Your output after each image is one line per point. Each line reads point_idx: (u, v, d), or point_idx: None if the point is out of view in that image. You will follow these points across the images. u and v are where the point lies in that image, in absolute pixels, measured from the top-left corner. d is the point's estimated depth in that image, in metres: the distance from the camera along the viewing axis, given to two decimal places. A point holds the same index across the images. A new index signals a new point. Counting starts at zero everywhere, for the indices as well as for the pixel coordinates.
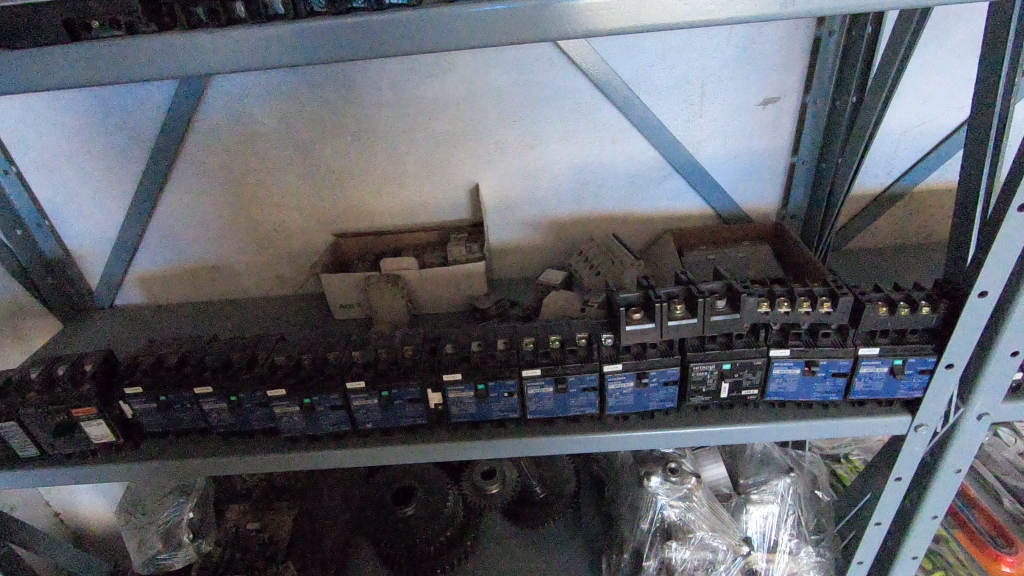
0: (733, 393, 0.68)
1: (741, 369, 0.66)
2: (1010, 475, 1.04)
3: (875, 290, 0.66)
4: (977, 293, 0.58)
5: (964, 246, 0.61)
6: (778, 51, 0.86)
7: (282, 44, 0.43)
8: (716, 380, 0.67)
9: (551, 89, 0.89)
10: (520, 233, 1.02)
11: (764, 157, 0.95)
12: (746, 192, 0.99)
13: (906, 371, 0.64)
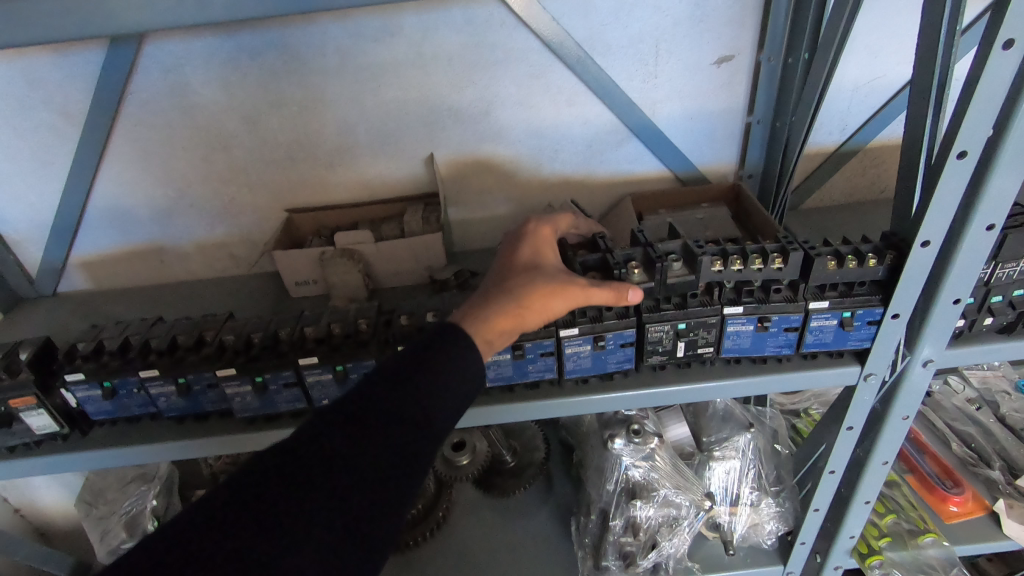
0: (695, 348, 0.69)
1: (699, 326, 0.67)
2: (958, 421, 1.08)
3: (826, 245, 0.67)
4: (920, 243, 0.60)
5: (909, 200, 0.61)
6: (731, 8, 0.85)
7: None
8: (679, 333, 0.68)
9: (503, 51, 0.86)
10: (480, 202, 1.01)
11: (720, 118, 0.95)
12: (704, 154, 0.98)
13: (854, 323, 0.66)
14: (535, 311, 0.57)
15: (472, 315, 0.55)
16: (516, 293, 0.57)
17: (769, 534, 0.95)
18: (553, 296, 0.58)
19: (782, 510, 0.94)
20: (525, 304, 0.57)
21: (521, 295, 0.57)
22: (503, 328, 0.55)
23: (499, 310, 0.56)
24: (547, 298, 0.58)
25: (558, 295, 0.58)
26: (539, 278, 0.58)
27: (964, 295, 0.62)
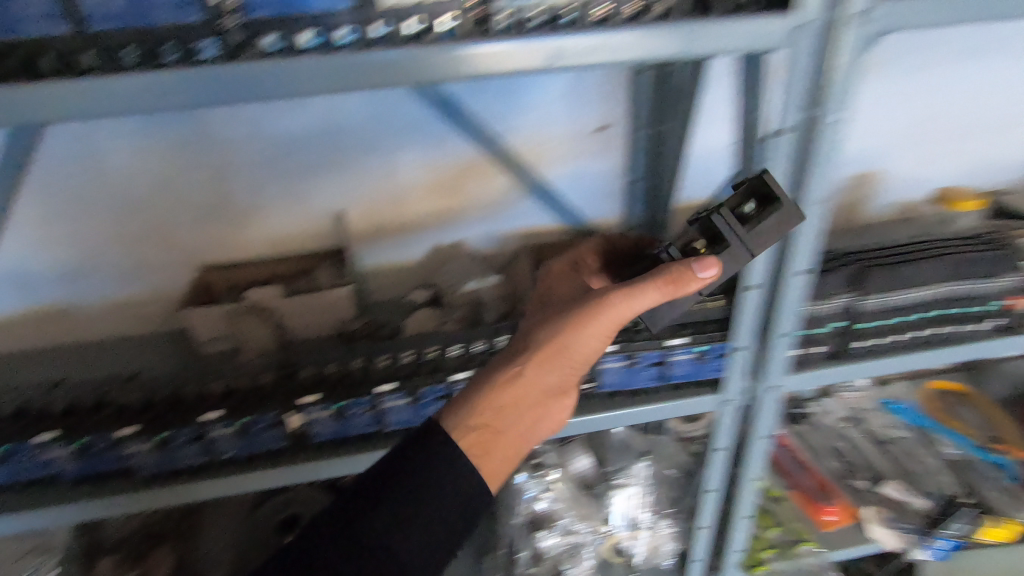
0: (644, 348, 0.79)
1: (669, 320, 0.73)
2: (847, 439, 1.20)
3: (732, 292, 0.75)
4: (747, 286, 0.71)
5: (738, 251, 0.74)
6: (604, 85, 0.97)
7: (131, 91, 0.47)
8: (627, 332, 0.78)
9: (405, 122, 0.95)
10: (390, 255, 1.07)
11: (603, 177, 1.07)
12: (595, 209, 1.10)
13: (707, 355, 0.78)
14: (543, 375, 0.66)
15: (465, 399, 0.65)
16: (509, 368, 0.65)
17: (670, 554, 1.04)
18: (551, 359, 0.66)
19: (676, 530, 1.02)
20: (527, 380, 0.65)
21: (514, 371, 0.65)
22: (486, 416, 0.64)
23: (486, 398, 0.64)
24: (549, 362, 0.66)
25: (572, 348, 0.66)
26: (543, 335, 0.66)
27: (791, 329, 0.75)
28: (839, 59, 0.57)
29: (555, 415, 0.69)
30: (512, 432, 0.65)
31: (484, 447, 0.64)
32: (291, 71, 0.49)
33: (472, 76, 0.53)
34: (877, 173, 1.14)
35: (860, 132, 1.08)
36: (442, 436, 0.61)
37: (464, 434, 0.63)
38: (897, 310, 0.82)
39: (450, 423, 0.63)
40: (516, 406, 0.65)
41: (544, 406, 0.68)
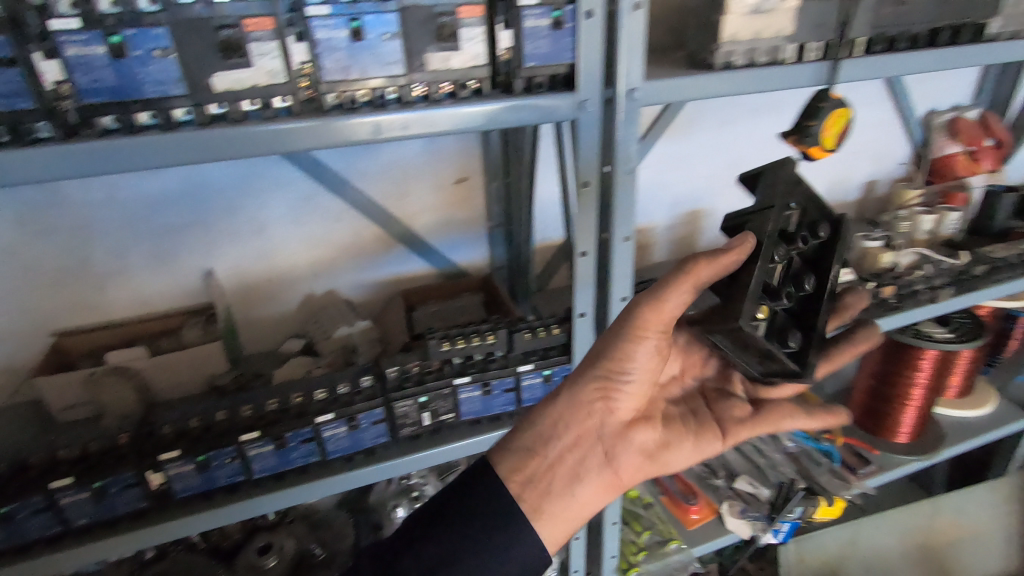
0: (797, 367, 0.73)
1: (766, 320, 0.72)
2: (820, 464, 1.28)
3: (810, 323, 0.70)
4: (579, 314, 0.82)
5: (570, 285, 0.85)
6: (459, 144, 1.09)
7: None
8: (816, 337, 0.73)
9: (271, 182, 1.00)
10: (265, 309, 1.10)
11: (467, 225, 1.17)
12: (461, 253, 1.20)
13: (553, 378, 0.87)
14: (603, 405, 0.68)
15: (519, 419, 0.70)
16: (560, 399, 0.68)
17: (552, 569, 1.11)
18: (606, 385, 0.68)
19: None
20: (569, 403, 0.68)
21: (566, 403, 0.68)
22: (544, 452, 0.67)
23: (541, 433, 0.67)
24: (603, 387, 0.68)
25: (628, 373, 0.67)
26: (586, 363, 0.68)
27: None
28: (618, 127, 0.72)
29: (625, 455, 0.70)
30: (578, 468, 0.68)
31: (545, 487, 0.66)
32: (126, 147, 0.53)
33: (305, 147, 0.60)
34: (702, 212, 1.37)
35: (682, 179, 1.31)
36: (491, 473, 0.66)
37: (519, 471, 0.66)
38: None
39: (501, 464, 0.67)
40: (576, 441, 0.68)
41: (612, 441, 0.70)
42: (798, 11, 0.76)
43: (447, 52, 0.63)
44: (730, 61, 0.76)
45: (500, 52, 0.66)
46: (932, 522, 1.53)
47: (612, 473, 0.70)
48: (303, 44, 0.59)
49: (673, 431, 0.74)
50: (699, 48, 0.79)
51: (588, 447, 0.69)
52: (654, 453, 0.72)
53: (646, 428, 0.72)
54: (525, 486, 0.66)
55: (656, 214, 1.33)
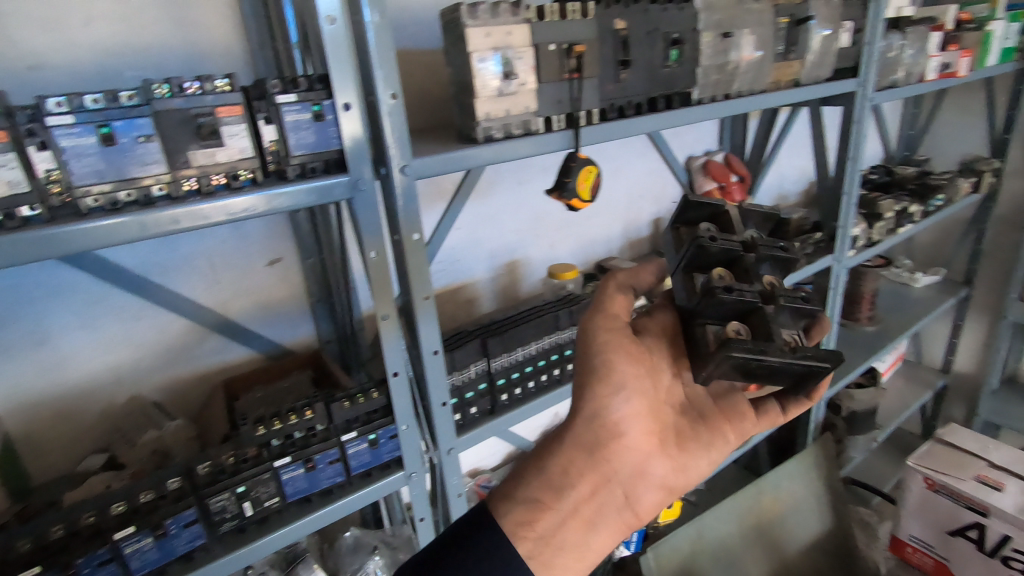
0: (766, 375, 0.68)
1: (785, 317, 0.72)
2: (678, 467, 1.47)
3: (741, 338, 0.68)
4: (392, 374, 0.86)
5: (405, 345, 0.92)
6: (267, 228, 1.10)
7: None
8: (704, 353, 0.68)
9: (51, 288, 0.93)
10: (56, 427, 0.99)
11: (288, 303, 1.17)
12: (284, 333, 1.19)
13: (379, 441, 0.89)
14: (609, 441, 0.76)
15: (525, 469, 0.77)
16: (564, 446, 0.76)
17: None
18: (605, 421, 0.75)
19: None
20: (572, 448, 0.75)
21: (572, 448, 0.76)
22: (556, 505, 0.73)
23: (548, 484, 0.74)
24: (600, 424, 0.76)
25: (615, 406, 0.76)
26: (579, 406, 0.75)
27: (446, 399, 0.93)
28: (398, 199, 0.80)
29: (636, 486, 0.77)
30: (592, 516, 0.75)
31: (558, 541, 0.72)
32: None
33: (63, 253, 0.59)
34: (518, 262, 1.50)
35: (494, 235, 1.44)
36: (495, 525, 0.72)
37: (531, 525, 0.72)
38: (522, 364, 1.05)
39: (507, 516, 0.72)
40: (592, 489, 0.75)
41: (626, 481, 0.77)
42: (538, 91, 0.91)
43: (210, 149, 0.67)
44: (491, 134, 0.88)
45: (266, 144, 0.72)
46: (759, 502, 1.75)
47: (630, 512, 0.78)
48: (48, 152, 0.59)
49: (688, 451, 0.82)
50: (464, 125, 0.91)
51: (603, 494, 0.76)
52: (672, 482, 0.80)
53: (659, 457, 0.79)
54: (537, 542, 0.72)
55: (478, 267, 1.44)
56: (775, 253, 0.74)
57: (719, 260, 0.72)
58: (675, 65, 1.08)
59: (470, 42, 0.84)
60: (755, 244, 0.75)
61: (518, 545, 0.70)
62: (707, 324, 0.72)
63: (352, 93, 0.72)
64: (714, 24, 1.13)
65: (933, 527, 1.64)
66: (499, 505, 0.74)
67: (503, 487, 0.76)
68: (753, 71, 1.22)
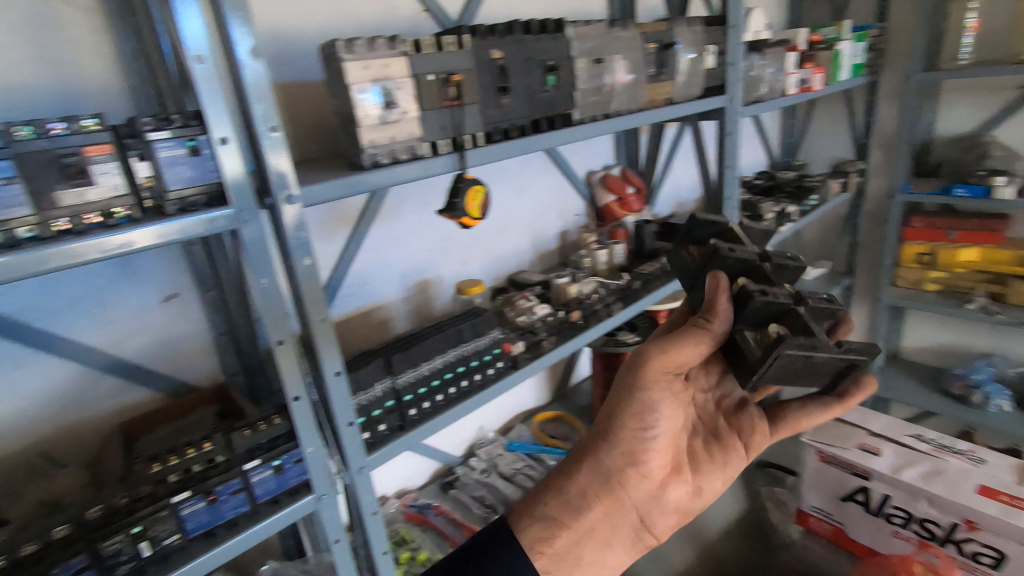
0: (813, 367, 0.80)
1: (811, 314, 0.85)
2: None
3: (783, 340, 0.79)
4: (293, 398, 0.88)
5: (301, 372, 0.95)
6: (160, 263, 1.09)
7: None
8: (751, 359, 0.78)
9: None
10: None
11: (189, 338, 1.15)
12: (186, 370, 1.16)
13: (285, 466, 0.90)
14: (631, 470, 0.97)
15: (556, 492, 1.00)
16: (586, 473, 0.99)
17: None
18: (625, 458, 0.96)
19: None
20: (597, 475, 0.98)
21: (594, 476, 0.98)
22: (573, 525, 0.97)
23: (568, 507, 0.98)
24: (623, 460, 0.97)
25: (640, 443, 0.96)
26: (611, 439, 0.96)
27: (352, 418, 0.94)
28: (287, 229, 0.83)
29: (654, 510, 0.99)
30: (605, 536, 0.99)
31: (574, 555, 0.97)
32: None
33: None
34: (429, 281, 1.54)
35: (402, 256, 1.47)
36: (513, 539, 0.97)
37: (548, 543, 0.96)
38: (428, 378, 1.09)
39: (528, 532, 0.97)
40: (606, 512, 0.98)
41: (639, 504, 0.98)
42: (421, 118, 0.96)
43: (79, 188, 0.68)
44: (377, 160, 0.93)
45: (141, 181, 0.73)
46: None
47: (642, 530, 1.00)
48: None
49: (701, 473, 1.03)
50: (352, 153, 0.95)
51: (617, 516, 0.99)
52: (683, 502, 1.02)
53: (673, 485, 1.00)
54: (554, 557, 0.96)
55: (389, 289, 1.46)
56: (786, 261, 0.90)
57: (740, 270, 0.86)
58: (553, 89, 1.17)
59: (349, 75, 0.88)
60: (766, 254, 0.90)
61: (535, 560, 0.95)
62: (744, 330, 0.81)
63: (228, 128, 0.74)
64: (586, 50, 1.23)
65: (829, 496, 1.81)
66: (518, 520, 0.99)
67: (524, 506, 1.01)
68: (628, 92, 1.34)
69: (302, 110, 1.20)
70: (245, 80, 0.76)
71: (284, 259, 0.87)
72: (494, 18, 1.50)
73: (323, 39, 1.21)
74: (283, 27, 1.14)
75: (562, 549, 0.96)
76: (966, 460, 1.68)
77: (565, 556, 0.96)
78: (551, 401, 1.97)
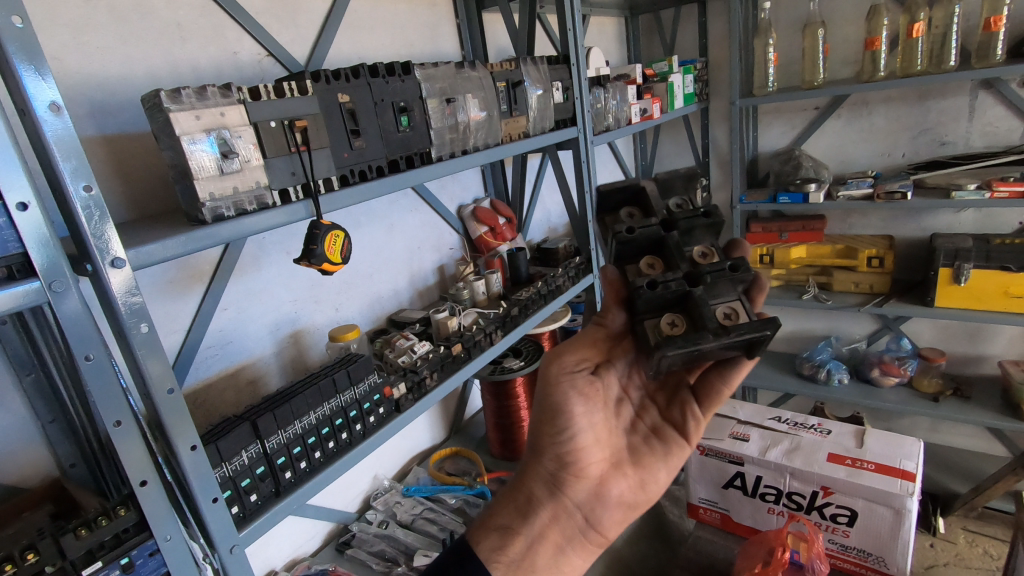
0: (711, 354, 0.69)
1: (722, 291, 0.71)
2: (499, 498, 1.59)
3: (674, 324, 0.70)
4: (140, 483, 0.78)
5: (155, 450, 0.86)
6: None
7: None
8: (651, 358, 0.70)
9: None
10: None
11: (7, 435, 0.99)
12: (6, 470, 0.99)
13: (136, 562, 0.79)
14: (565, 471, 0.87)
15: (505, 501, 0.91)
16: (530, 478, 0.91)
17: None
18: (555, 454, 0.87)
19: None
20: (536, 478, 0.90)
21: (536, 480, 0.90)
22: (524, 529, 0.88)
23: (518, 511, 0.89)
24: (555, 456, 0.87)
25: (566, 436, 0.86)
26: (540, 438, 0.89)
27: (217, 493, 0.86)
28: (116, 297, 0.75)
29: (602, 512, 0.88)
30: (560, 539, 0.88)
31: (528, 564, 0.86)
32: None
33: None
34: (303, 331, 1.47)
35: (267, 310, 1.38)
36: (473, 555, 0.86)
37: (503, 550, 0.86)
38: (302, 437, 1.03)
39: (483, 545, 0.87)
40: (554, 515, 0.88)
41: (583, 504, 0.88)
42: (266, 166, 0.93)
43: None
44: (220, 213, 0.88)
45: None
46: None
47: (591, 535, 0.89)
48: None
49: (643, 466, 0.90)
50: (191, 208, 0.88)
51: (562, 518, 0.88)
52: (630, 497, 0.89)
53: (616, 479, 0.89)
54: (511, 566, 0.85)
55: (254, 346, 1.36)
56: (695, 223, 0.80)
57: (645, 246, 0.79)
58: (408, 129, 1.18)
59: (178, 125, 0.83)
60: (673, 220, 0.82)
61: (492, 569, 0.84)
62: (649, 322, 0.73)
63: (28, 193, 0.66)
64: (437, 91, 1.26)
65: (713, 486, 1.95)
66: (476, 536, 0.89)
67: (481, 518, 0.92)
68: (484, 128, 1.39)
69: (135, 165, 1.10)
70: (46, 138, 0.68)
71: (117, 328, 0.78)
72: (345, 61, 1.50)
73: (153, 87, 1.13)
74: (102, 76, 1.05)
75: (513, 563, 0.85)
76: (817, 433, 1.89)
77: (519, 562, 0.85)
78: (448, 437, 1.94)
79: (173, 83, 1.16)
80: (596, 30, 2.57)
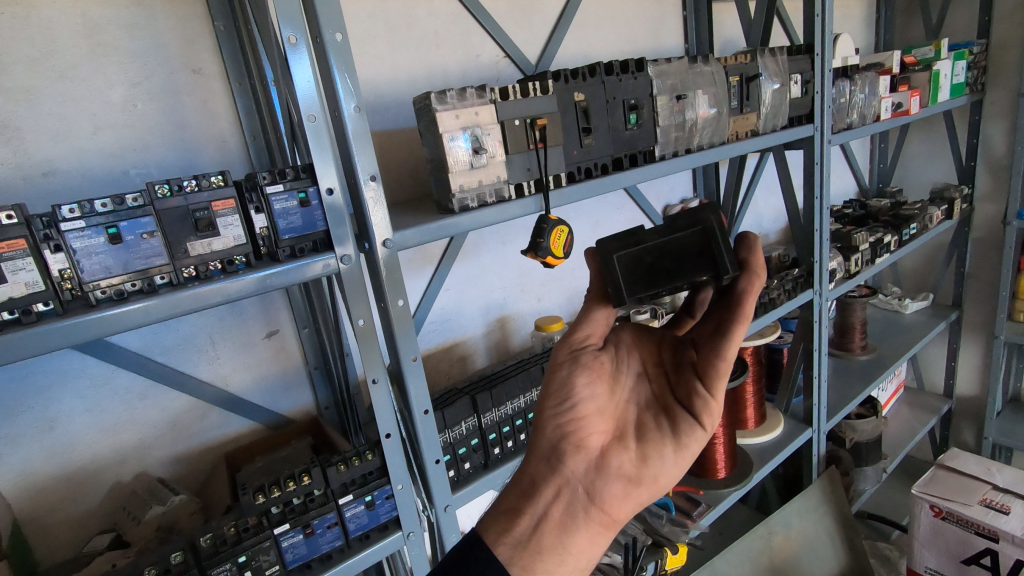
0: (665, 262, 0.74)
1: None
2: (681, 513, 1.52)
3: None
4: (385, 435, 0.90)
5: (398, 406, 0.99)
6: (263, 304, 1.16)
7: None
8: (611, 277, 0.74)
9: (55, 373, 0.98)
10: (59, 506, 1.01)
11: (286, 375, 1.22)
12: (284, 403, 1.23)
13: (376, 502, 0.93)
14: (566, 445, 0.76)
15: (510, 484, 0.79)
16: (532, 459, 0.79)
17: None
18: (557, 428, 0.76)
19: None
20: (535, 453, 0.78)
21: (539, 458, 0.78)
22: (530, 510, 0.75)
23: (523, 492, 0.77)
24: (557, 432, 0.76)
25: (562, 409, 0.76)
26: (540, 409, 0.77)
27: (440, 455, 0.96)
28: (381, 270, 0.87)
29: (605, 491, 0.75)
30: (565, 517, 0.75)
31: (536, 544, 0.74)
32: None
33: (78, 342, 0.64)
34: (509, 316, 1.56)
35: (481, 293, 1.49)
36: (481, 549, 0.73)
37: (508, 532, 0.75)
38: (512, 417, 1.12)
39: (491, 529, 0.76)
40: (556, 492, 0.75)
41: (582, 481, 0.75)
42: (507, 162, 0.99)
43: (206, 239, 0.74)
44: (466, 204, 0.96)
45: (258, 231, 0.79)
46: (770, 542, 1.72)
47: (597, 515, 0.75)
48: (61, 254, 0.67)
49: (646, 441, 0.75)
50: (442, 198, 0.99)
51: (566, 495, 0.75)
52: (635, 476, 0.75)
53: (620, 454, 0.75)
54: (516, 549, 0.73)
55: (468, 324, 1.48)
56: None
57: None
58: (635, 127, 1.17)
59: (441, 124, 0.92)
60: None
61: (495, 552, 0.73)
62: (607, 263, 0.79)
63: (334, 179, 0.80)
64: (668, 87, 1.23)
65: (949, 557, 1.67)
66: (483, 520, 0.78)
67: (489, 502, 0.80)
68: (712, 125, 1.32)
69: (393, 157, 1.27)
70: (349, 132, 0.81)
71: (381, 297, 0.90)
72: (572, 60, 1.54)
73: (414, 90, 1.28)
74: (379, 81, 1.23)
75: (516, 540, 0.74)
76: None
77: (526, 538, 0.74)
78: None
79: (430, 86, 1.31)
80: (841, 15, 2.27)
